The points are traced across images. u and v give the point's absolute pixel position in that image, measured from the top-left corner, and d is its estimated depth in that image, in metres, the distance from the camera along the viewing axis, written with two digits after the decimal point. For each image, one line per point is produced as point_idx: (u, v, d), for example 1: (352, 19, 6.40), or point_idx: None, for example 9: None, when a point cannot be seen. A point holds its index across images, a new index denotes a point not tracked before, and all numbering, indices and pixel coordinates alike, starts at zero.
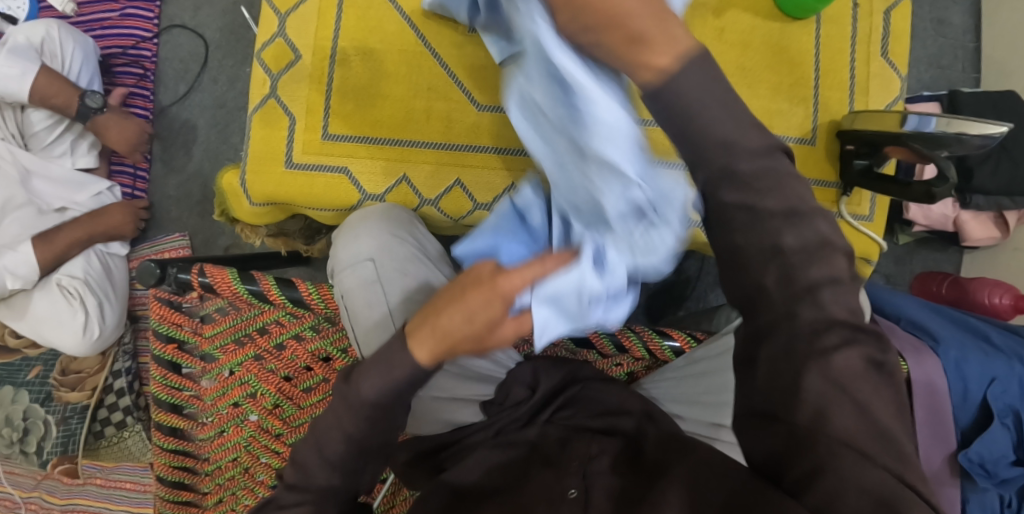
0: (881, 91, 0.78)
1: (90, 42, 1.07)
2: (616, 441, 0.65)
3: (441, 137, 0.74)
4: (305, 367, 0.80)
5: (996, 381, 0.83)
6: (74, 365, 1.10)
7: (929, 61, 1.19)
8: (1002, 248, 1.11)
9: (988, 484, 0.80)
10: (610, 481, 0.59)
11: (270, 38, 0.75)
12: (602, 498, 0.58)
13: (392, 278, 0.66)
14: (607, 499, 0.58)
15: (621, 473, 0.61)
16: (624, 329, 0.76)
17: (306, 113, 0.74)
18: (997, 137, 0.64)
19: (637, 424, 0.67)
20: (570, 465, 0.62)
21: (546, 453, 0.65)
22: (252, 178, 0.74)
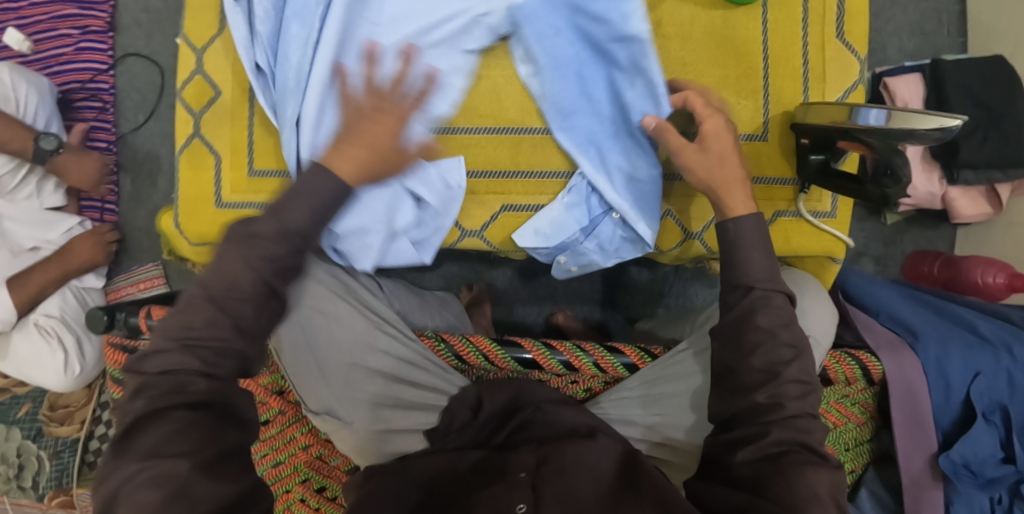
0: (838, 76, 0.73)
1: (45, 81, 1.07)
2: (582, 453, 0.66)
3: None
4: (260, 400, 0.80)
5: (981, 376, 0.77)
6: (61, 400, 1.12)
7: (911, 28, 1.12)
8: (994, 224, 1.06)
9: (972, 485, 0.76)
10: (586, 488, 0.63)
11: (189, 76, 0.75)
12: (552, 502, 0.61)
13: (322, 338, 0.71)
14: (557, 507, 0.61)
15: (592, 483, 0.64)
16: (573, 348, 0.75)
17: (230, 149, 0.75)
18: (953, 129, 0.58)
19: (591, 431, 0.69)
20: (518, 475, 0.63)
21: (495, 465, 0.65)
22: (185, 219, 0.75)
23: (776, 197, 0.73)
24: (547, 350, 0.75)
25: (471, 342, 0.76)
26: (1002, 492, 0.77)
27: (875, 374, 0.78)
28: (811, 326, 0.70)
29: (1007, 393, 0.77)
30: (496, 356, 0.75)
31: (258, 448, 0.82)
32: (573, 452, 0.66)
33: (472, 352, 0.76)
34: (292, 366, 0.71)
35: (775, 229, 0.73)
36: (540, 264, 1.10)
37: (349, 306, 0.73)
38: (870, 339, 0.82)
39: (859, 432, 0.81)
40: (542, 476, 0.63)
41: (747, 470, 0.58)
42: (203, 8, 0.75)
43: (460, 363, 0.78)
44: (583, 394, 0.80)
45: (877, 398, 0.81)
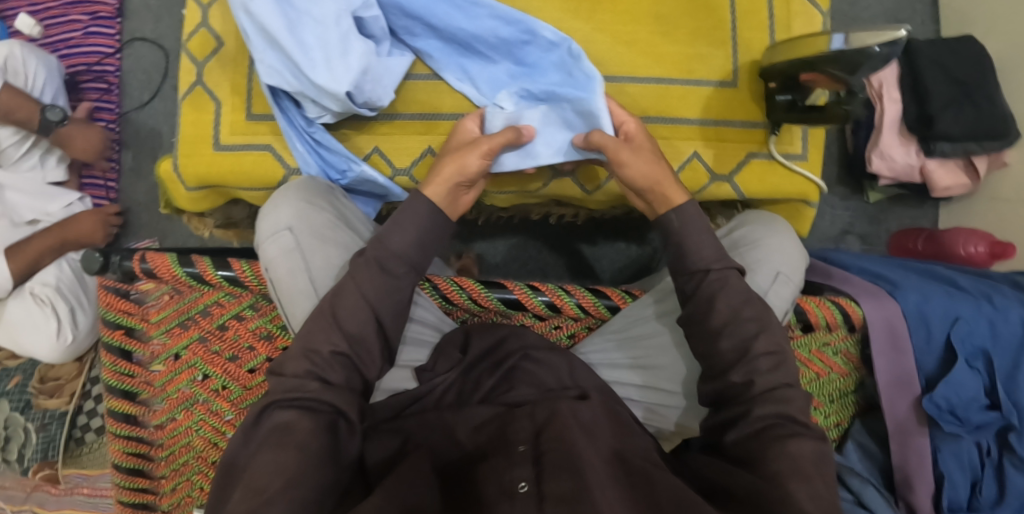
0: (803, 27, 0.76)
1: (54, 60, 1.11)
2: (579, 408, 0.64)
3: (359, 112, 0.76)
4: (249, 346, 0.78)
5: (961, 321, 0.78)
6: (52, 373, 1.12)
7: (887, 15, 1.17)
8: (975, 199, 1.09)
9: (959, 431, 0.75)
10: (583, 443, 0.59)
11: (194, 28, 0.76)
12: (553, 469, 0.57)
13: (322, 265, 0.66)
14: (558, 473, 0.56)
15: (595, 443, 0.60)
16: (556, 288, 0.74)
17: (230, 95, 0.75)
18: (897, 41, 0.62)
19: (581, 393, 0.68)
20: (517, 449, 0.60)
21: (494, 438, 0.62)
22: (184, 161, 0.75)
23: (747, 139, 0.75)
24: (531, 290, 0.74)
25: (457, 283, 0.75)
26: (990, 442, 0.78)
27: (856, 319, 0.77)
28: (777, 264, 0.71)
29: (989, 341, 0.78)
30: (481, 296, 0.74)
31: (244, 397, 0.80)
32: (570, 410, 0.63)
33: (458, 293, 0.75)
34: (291, 297, 0.66)
35: (750, 167, 0.75)
36: (531, 238, 1.12)
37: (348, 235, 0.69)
38: (848, 288, 0.81)
39: (844, 383, 0.81)
40: (544, 443, 0.60)
41: (738, 449, 0.58)
42: None
43: (446, 304, 0.78)
44: (566, 340, 0.79)
45: (859, 347, 0.80)
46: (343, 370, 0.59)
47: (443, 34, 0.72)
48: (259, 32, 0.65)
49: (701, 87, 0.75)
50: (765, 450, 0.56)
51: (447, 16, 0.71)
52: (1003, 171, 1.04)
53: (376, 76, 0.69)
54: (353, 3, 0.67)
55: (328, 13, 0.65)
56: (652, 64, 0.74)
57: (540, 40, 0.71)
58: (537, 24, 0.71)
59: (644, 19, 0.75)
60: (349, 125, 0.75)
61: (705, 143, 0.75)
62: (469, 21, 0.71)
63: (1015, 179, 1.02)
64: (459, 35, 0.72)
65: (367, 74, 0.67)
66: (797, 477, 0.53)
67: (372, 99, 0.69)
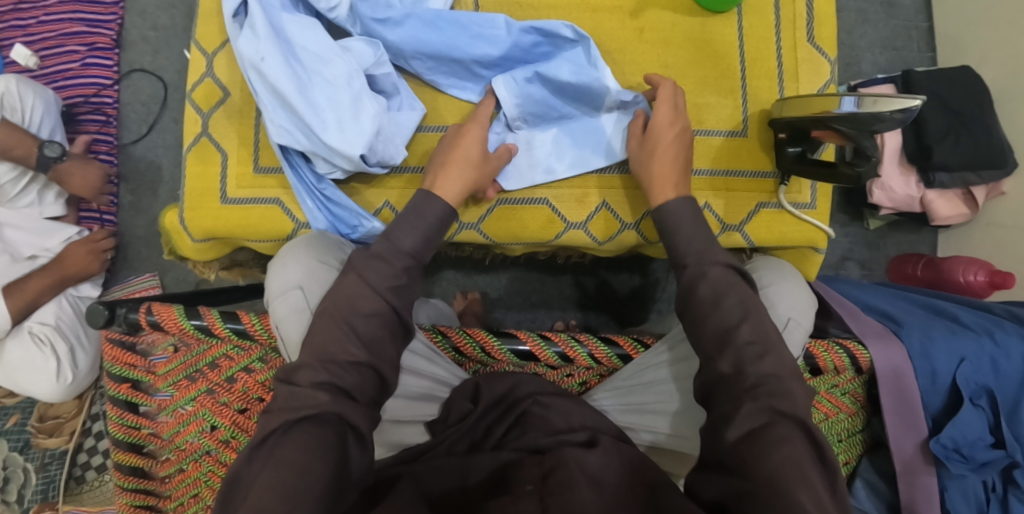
0: (810, 76, 0.78)
1: (51, 93, 1.10)
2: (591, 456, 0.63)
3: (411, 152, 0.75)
4: (257, 398, 0.80)
5: (966, 362, 0.79)
6: (51, 411, 1.11)
7: (883, 44, 1.19)
8: (973, 226, 1.10)
9: (965, 469, 0.76)
10: (588, 494, 0.59)
11: (199, 78, 0.77)
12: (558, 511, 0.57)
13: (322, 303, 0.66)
14: None
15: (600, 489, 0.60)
16: (568, 339, 0.75)
17: (237, 147, 0.76)
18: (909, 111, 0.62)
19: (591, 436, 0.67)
20: (524, 488, 0.61)
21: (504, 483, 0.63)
22: (191, 214, 0.75)
23: (757, 189, 0.77)
24: (544, 341, 0.75)
25: (468, 334, 0.76)
26: (995, 478, 0.78)
27: (864, 362, 0.78)
28: (789, 309, 0.73)
29: (992, 378, 0.79)
30: (493, 348, 0.75)
31: None
32: (580, 460, 0.62)
33: (469, 345, 0.76)
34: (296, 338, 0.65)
35: (759, 216, 0.77)
36: (535, 271, 1.12)
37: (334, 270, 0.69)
38: (856, 328, 0.83)
39: (852, 422, 0.81)
40: (552, 486, 0.60)
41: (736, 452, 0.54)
42: (212, 14, 0.78)
43: (458, 356, 0.79)
44: (577, 388, 0.79)
45: (866, 387, 0.80)
46: (358, 376, 0.58)
47: (449, 58, 0.72)
48: (270, 92, 0.67)
49: (712, 136, 0.77)
50: (764, 451, 0.53)
51: (459, 55, 0.72)
52: (1000, 200, 1.05)
53: (389, 135, 0.70)
54: (365, 63, 0.70)
55: (340, 75, 0.67)
56: None
57: (560, 39, 0.73)
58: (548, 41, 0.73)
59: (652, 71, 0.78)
60: (358, 179, 0.75)
61: (714, 194, 0.76)
62: (479, 56, 0.72)
63: (1013, 206, 1.03)
64: (469, 54, 0.72)
65: (380, 134, 0.68)
66: (800, 481, 0.50)
67: (382, 162, 0.71)
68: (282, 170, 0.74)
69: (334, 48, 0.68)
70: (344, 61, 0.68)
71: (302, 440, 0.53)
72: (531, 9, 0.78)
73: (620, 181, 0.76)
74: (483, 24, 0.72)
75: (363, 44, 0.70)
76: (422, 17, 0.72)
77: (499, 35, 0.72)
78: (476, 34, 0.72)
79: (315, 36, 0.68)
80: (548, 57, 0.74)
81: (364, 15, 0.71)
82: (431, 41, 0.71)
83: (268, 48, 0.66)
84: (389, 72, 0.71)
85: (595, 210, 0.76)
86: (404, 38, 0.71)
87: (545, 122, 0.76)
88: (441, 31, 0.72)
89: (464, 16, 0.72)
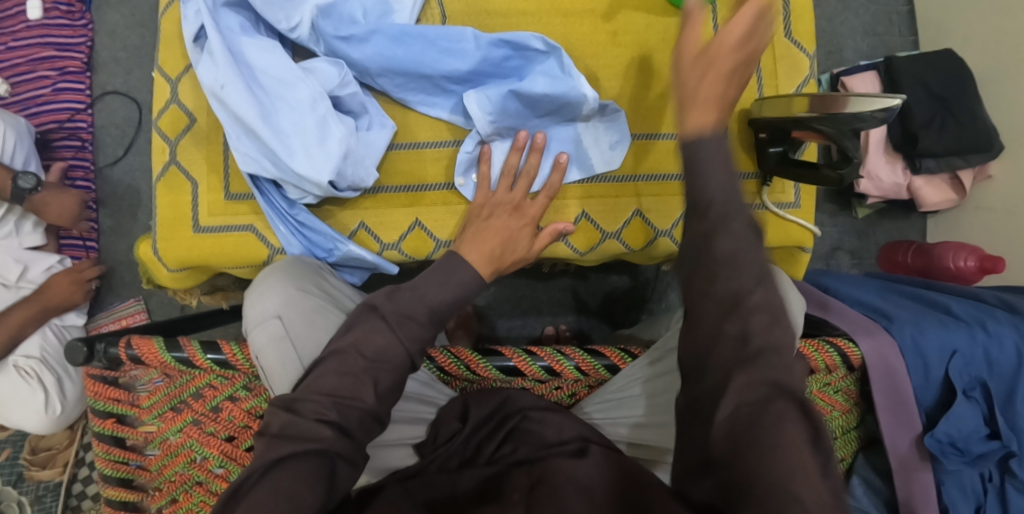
0: (789, 73, 0.77)
1: (23, 122, 1.08)
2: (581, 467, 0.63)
3: (395, 178, 0.73)
4: (244, 425, 0.79)
5: (958, 354, 0.78)
6: (43, 443, 1.10)
7: (864, 29, 1.17)
8: (961, 210, 1.09)
9: (960, 463, 0.76)
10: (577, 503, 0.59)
11: (164, 105, 0.76)
12: None
13: (302, 331, 0.65)
14: None
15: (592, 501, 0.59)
16: (553, 352, 0.74)
17: (206, 174, 0.75)
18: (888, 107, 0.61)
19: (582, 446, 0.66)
20: (513, 497, 0.61)
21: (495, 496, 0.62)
22: (164, 245, 0.74)
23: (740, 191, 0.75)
24: (528, 356, 0.73)
25: (452, 354, 0.75)
26: (991, 468, 0.78)
27: (855, 359, 0.76)
28: None
29: (985, 370, 0.79)
30: (478, 366, 0.74)
31: None
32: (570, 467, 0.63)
33: (454, 365, 0.75)
34: (280, 372, 0.63)
35: None
36: (523, 277, 1.10)
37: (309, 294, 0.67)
38: (844, 324, 0.81)
39: (846, 419, 0.81)
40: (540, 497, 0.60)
41: None
42: (174, 37, 0.76)
43: (444, 375, 0.77)
44: (566, 399, 0.79)
45: (859, 384, 0.80)
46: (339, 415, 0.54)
47: (418, 74, 0.71)
48: (232, 120, 0.66)
49: None
50: None
51: (428, 72, 0.70)
52: (987, 184, 1.04)
53: (358, 158, 0.68)
54: (330, 84, 0.68)
55: (304, 99, 0.66)
56: (636, 121, 0.75)
57: (530, 52, 0.71)
58: (519, 53, 0.71)
59: (628, 76, 0.76)
60: (332, 202, 0.73)
61: None
62: (449, 71, 0.71)
63: (1001, 190, 1.02)
64: (438, 70, 0.70)
65: (348, 158, 0.67)
66: None
67: (353, 185, 0.69)
68: (254, 196, 0.73)
69: (297, 71, 0.67)
70: (307, 83, 0.66)
71: (300, 470, 0.51)
72: (501, 17, 0.76)
73: (602, 190, 0.75)
74: (451, 37, 0.70)
75: (327, 65, 0.68)
76: (387, 32, 0.70)
77: (467, 49, 0.71)
78: (444, 49, 0.71)
79: (278, 60, 0.67)
80: (520, 70, 0.73)
81: (328, 34, 0.69)
82: (398, 58, 0.70)
83: (226, 75, 0.65)
84: (356, 93, 0.70)
85: (575, 220, 0.75)
86: (370, 56, 0.70)
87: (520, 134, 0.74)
88: (408, 47, 0.70)
89: (432, 31, 0.70)
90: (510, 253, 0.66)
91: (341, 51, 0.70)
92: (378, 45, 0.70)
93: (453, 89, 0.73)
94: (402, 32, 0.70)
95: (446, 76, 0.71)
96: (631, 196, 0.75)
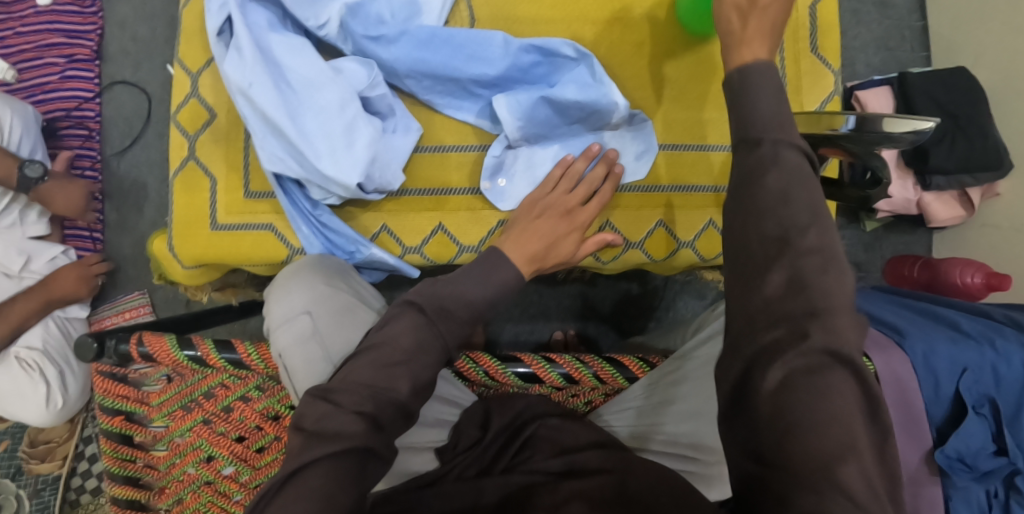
0: (812, 89, 0.78)
1: (29, 110, 1.06)
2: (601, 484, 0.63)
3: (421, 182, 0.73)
4: (255, 426, 0.78)
5: (968, 372, 0.79)
6: (42, 436, 1.09)
7: (877, 44, 1.18)
8: (968, 227, 1.10)
9: (967, 479, 0.76)
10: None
11: (184, 99, 0.75)
12: None
13: (328, 331, 0.64)
14: None
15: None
16: (572, 360, 0.74)
17: (226, 172, 0.74)
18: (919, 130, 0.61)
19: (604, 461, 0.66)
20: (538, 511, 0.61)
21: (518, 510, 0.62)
22: (180, 242, 0.73)
23: None
24: (548, 363, 0.74)
25: (472, 359, 0.75)
26: (997, 485, 0.78)
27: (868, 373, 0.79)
28: None
29: (993, 387, 0.80)
30: (497, 372, 0.74)
31: (252, 477, 0.80)
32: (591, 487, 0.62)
33: (473, 370, 0.75)
34: (307, 372, 0.62)
35: None
36: (534, 281, 1.10)
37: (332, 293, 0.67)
38: None
39: None
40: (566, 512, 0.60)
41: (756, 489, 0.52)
42: (197, 32, 0.75)
43: (462, 379, 0.78)
44: (582, 407, 0.79)
45: None
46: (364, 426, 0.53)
47: (445, 78, 0.71)
48: (259, 119, 0.65)
49: (714, 153, 0.76)
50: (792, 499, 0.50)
51: (456, 76, 0.70)
52: (995, 202, 1.05)
53: (384, 162, 0.68)
54: (358, 85, 0.68)
55: (332, 101, 0.66)
56: (661, 132, 0.75)
57: (560, 58, 0.71)
58: (548, 60, 0.72)
59: (653, 87, 0.76)
60: (355, 203, 0.72)
61: (717, 211, 0.76)
62: (477, 76, 0.71)
63: (1008, 208, 1.03)
64: (467, 74, 0.70)
65: (375, 161, 0.67)
66: None
67: (378, 188, 0.69)
68: (275, 195, 0.72)
69: (326, 71, 0.66)
70: (337, 85, 0.66)
71: (323, 471, 0.49)
72: (528, 24, 0.76)
73: (627, 199, 0.75)
74: (480, 41, 0.70)
75: (356, 66, 0.68)
76: (417, 34, 0.70)
77: (496, 53, 0.71)
78: (473, 54, 0.70)
79: (308, 60, 0.66)
80: (548, 77, 0.73)
81: (357, 34, 0.69)
82: (427, 62, 0.70)
83: (254, 73, 0.64)
84: (384, 95, 0.70)
85: (599, 229, 0.74)
86: (399, 58, 0.69)
87: (546, 139, 0.75)
88: (438, 50, 0.70)
89: (461, 35, 0.70)
90: (546, 260, 0.67)
91: (369, 51, 0.70)
92: (408, 47, 0.70)
93: (480, 93, 0.73)
94: (432, 35, 0.70)
95: (475, 81, 0.71)
96: (653, 206, 0.75)
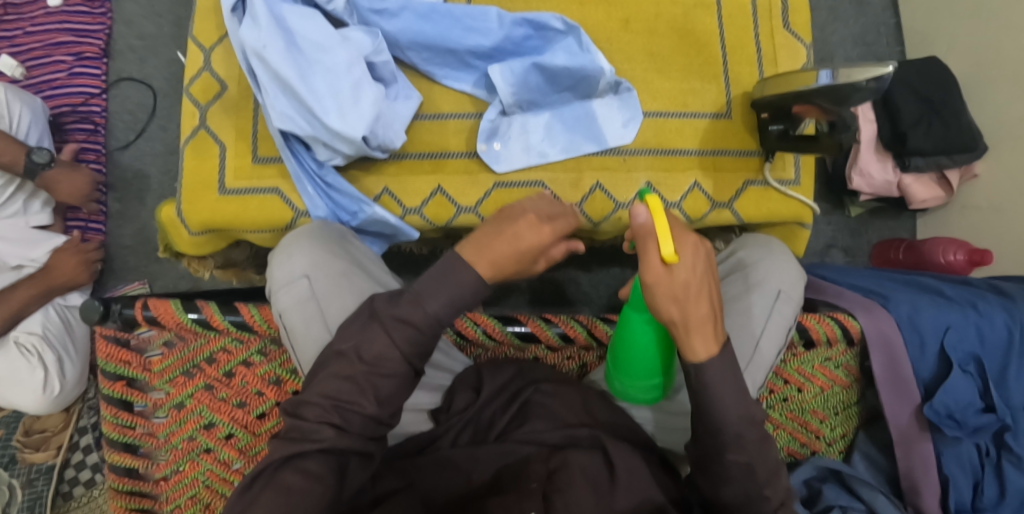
0: (789, 61, 0.82)
1: (38, 102, 1.09)
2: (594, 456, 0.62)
3: (421, 146, 0.76)
4: (257, 392, 0.79)
5: (952, 330, 0.81)
6: (37, 425, 1.08)
7: (854, 39, 1.24)
8: (949, 210, 1.14)
9: (958, 434, 0.77)
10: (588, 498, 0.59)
11: (196, 72, 0.78)
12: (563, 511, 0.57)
13: (328, 293, 0.67)
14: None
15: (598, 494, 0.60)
16: (567, 319, 0.77)
17: (234, 140, 0.77)
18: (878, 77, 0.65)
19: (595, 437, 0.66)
20: (530, 485, 0.60)
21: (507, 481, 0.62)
22: (188, 207, 0.76)
23: (744, 168, 0.79)
24: (544, 323, 0.77)
25: (470, 319, 0.76)
26: (988, 443, 0.79)
27: (854, 332, 0.81)
28: (779, 282, 0.76)
29: (978, 346, 0.81)
30: (495, 331, 0.76)
31: (252, 444, 0.79)
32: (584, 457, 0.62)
33: (471, 329, 0.77)
34: (304, 333, 0.65)
35: (747, 193, 0.80)
36: None
37: (334, 257, 0.69)
38: (843, 303, 0.85)
39: (847, 394, 0.84)
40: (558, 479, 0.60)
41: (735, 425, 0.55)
42: (208, 9, 0.79)
43: (460, 341, 0.80)
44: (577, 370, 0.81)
45: (858, 360, 0.83)
46: None
47: (444, 47, 0.74)
48: (271, 79, 0.69)
49: (698, 119, 0.79)
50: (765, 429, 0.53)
51: (454, 45, 0.74)
52: (973, 183, 1.09)
53: (387, 121, 0.71)
54: (364, 50, 0.71)
55: (339, 62, 0.69)
56: (648, 100, 0.79)
57: (551, 31, 0.75)
58: (541, 32, 0.76)
59: (640, 60, 0.80)
60: (358, 167, 0.76)
61: (702, 173, 0.79)
62: (474, 45, 0.75)
63: (986, 188, 1.06)
64: (463, 43, 0.74)
65: (379, 119, 0.70)
66: None
67: (382, 146, 0.72)
68: (282, 159, 0.75)
69: (333, 34, 0.70)
70: (344, 48, 0.70)
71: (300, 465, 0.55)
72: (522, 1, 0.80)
73: (616, 163, 0.78)
74: (476, 13, 0.74)
75: (361, 32, 0.72)
76: (416, 7, 0.74)
77: (492, 24, 0.75)
78: (469, 25, 0.74)
79: (316, 23, 0.70)
80: (541, 49, 0.77)
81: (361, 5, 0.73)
82: (427, 32, 0.74)
83: (267, 35, 0.67)
84: (388, 60, 0.73)
85: (590, 191, 0.77)
86: (401, 28, 0.74)
87: (540, 107, 0.79)
88: (436, 21, 0.74)
89: (458, 8, 0.74)
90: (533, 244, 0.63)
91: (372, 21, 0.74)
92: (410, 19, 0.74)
93: (476, 63, 0.76)
94: (430, 8, 0.74)
95: (472, 50, 0.75)
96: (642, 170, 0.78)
